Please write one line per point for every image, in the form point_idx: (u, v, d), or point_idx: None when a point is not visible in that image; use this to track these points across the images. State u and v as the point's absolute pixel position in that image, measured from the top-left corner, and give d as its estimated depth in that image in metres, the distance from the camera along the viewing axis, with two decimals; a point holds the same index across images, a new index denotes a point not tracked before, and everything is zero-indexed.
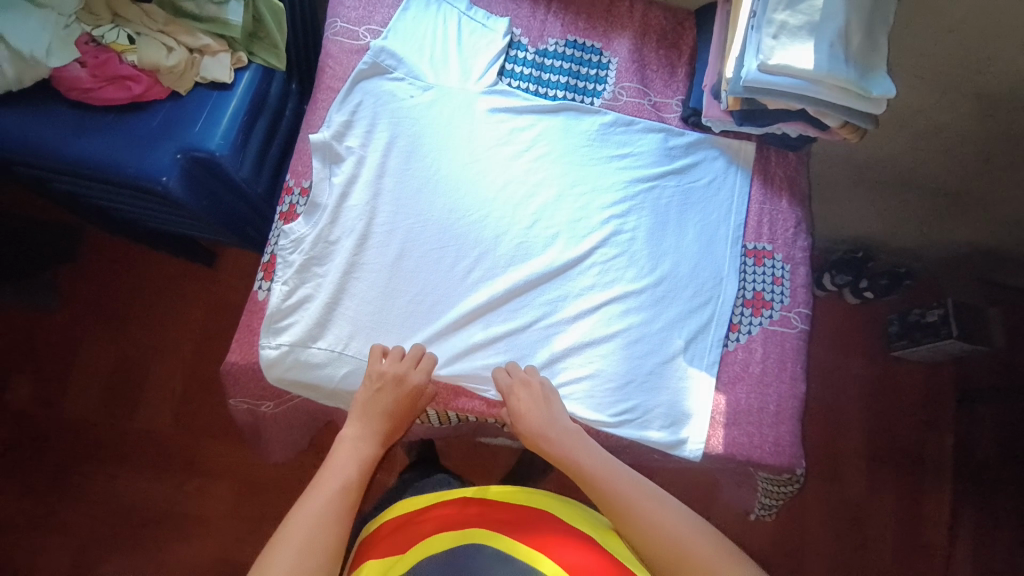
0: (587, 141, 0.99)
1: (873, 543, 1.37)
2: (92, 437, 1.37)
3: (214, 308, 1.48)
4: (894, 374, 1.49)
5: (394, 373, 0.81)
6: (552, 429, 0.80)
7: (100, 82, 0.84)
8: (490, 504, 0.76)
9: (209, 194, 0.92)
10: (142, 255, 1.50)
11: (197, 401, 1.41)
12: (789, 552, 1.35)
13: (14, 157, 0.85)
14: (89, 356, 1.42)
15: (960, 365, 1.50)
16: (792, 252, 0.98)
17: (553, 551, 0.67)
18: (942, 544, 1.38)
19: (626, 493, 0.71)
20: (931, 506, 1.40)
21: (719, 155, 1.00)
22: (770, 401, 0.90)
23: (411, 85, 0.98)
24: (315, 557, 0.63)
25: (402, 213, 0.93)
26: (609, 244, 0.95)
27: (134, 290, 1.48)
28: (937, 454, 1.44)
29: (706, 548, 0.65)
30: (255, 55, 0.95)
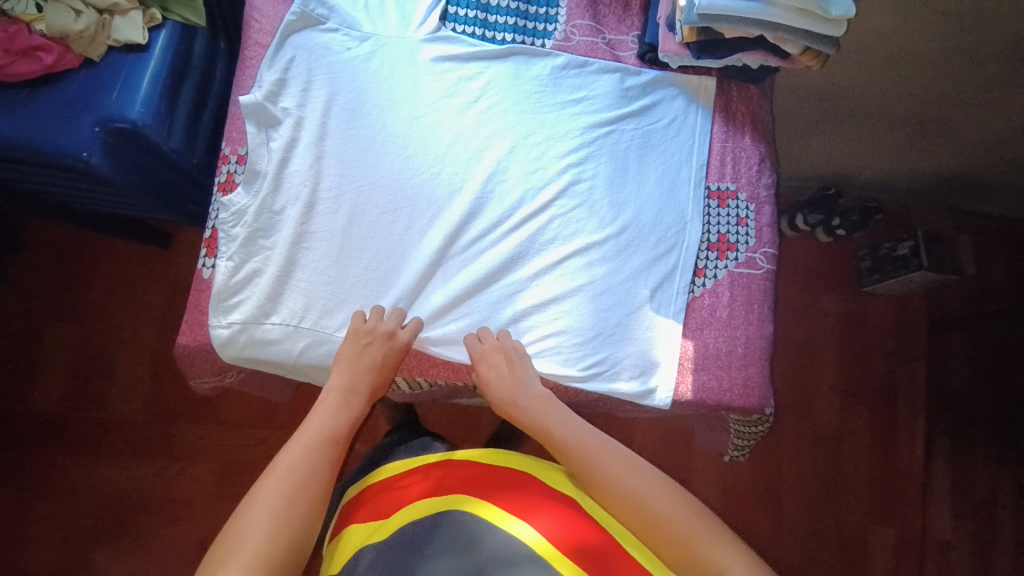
0: (539, 86, 0.94)
1: (849, 473, 1.42)
2: (62, 431, 1.34)
3: (176, 291, 1.42)
4: (866, 310, 1.50)
5: (385, 334, 0.80)
6: (524, 396, 0.78)
7: (13, 56, 0.77)
8: (466, 466, 0.75)
9: (139, 168, 0.86)
10: (91, 240, 1.43)
11: (167, 386, 1.38)
12: (768, 486, 1.39)
13: None
14: (49, 349, 1.38)
15: (930, 295, 1.51)
16: (756, 191, 0.95)
17: (527, 513, 0.66)
18: (914, 468, 1.43)
19: (590, 451, 0.70)
20: (902, 433, 1.44)
21: (679, 93, 0.96)
22: (738, 343, 0.90)
23: (347, 36, 0.90)
24: (298, 504, 0.62)
25: (349, 178, 0.88)
26: (569, 195, 0.91)
27: (88, 278, 1.41)
28: (908, 384, 1.47)
29: (670, 503, 0.63)
30: (171, 11, 0.86)
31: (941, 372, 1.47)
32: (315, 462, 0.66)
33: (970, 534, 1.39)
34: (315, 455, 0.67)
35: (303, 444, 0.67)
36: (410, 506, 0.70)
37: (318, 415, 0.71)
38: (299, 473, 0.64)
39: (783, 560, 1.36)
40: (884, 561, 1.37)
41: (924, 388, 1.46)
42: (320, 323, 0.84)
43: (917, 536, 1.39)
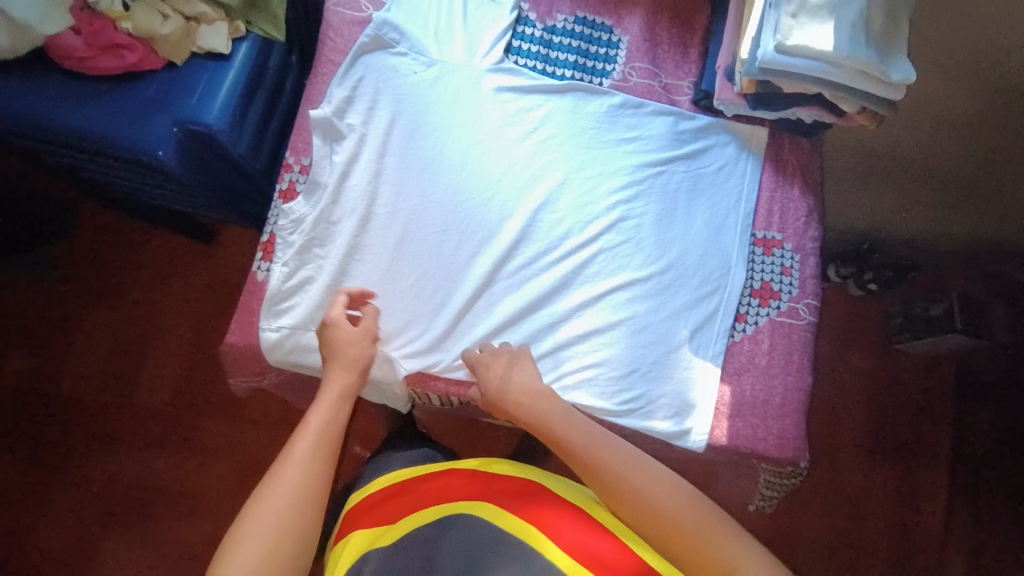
0: (595, 123, 0.96)
1: (871, 535, 1.38)
2: (89, 415, 1.35)
3: (213, 286, 1.45)
4: (896, 368, 1.48)
5: (336, 322, 0.81)
6: (523, 391, 0.78)
7: (94, 50, 0.80)
8: (479, 475, 0.75)
9: (206, 169, 0.89)
10: (137, 231, 1.47)
11: (193, 380, 1.39)
12: (783, 538, 1.36)
13: (9, 128, 0.83)
14: (86, 332, 1.41)
15: (962, 360, 1.48)
16: (802, 243, 0.95)
17: (535, 516, 0.67)
18: (937, 536, 1.38)
19: (596, 451, 0.70)
20: (927, 497, 1.40)
21: (731, 140, 0.98)
22: (775, 393, 0.89)
23: (415, 60, 0.94)
24: (302, 518, 0.64)
25: (404, 196, 0.91)
26: (616, 230, 0.93)
27: (131, 266, 1.45)
28: (935, 447, 1.43)
29: (674, 499, 0.64)
30: (253, 25, 0.88)
31: (972, 442, 1.42)
32: (303, 486, 0.66)
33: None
34: (304, 481, 0.66)
35: (288, 472, 0.66)
36: (418, 513, 0.72)
37: (303, 433, 0.71)
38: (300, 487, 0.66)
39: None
40: None
41: (952, 457, 1.42)
42: None
43: None
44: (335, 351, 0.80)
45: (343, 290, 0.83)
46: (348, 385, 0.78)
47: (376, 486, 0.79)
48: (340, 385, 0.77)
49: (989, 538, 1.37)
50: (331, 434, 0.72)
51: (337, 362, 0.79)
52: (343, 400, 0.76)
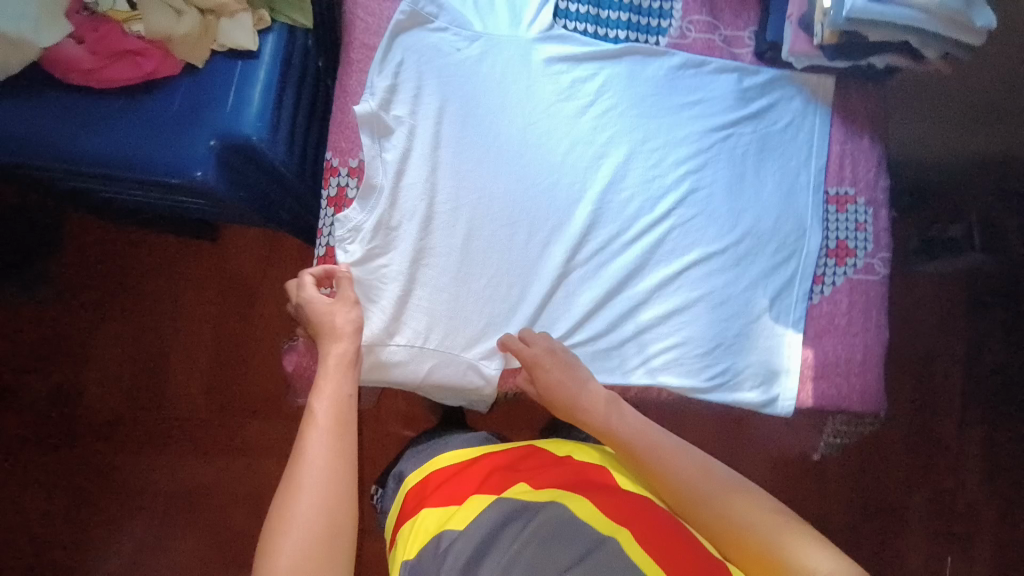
0: (654, 89, 0.91)
1: (892, 460, 1.34)
2: (113, 446, 1.20)
3: (216, 284, 1.25)
4: (914, 288, 1.39)
5: (310, 299, 0.75)
6: (584, 397, 0.75)
7: (103, 60, 0.70)
8: (543, 456, 0.72)
9: (248, 185, 0.80)
10: (106, 231, 1.24)
11: (217, 395, 1.23)
12: (809, 471, 1.33)
13: (18, 161, 0.72)
14: (90, 355, 1.22)
15: (974, 279, 1.39)
16: (874, 195, 0.94)
17: (613, 510, 0.60)
18: (954, 449, 1.35)
19: (663, 457, 0.66)
20: (941, 412, 1.36)
21: (797, 94, 0.94)
22: (856, 350, 0.90)
23: (457, 35, 0.85)
24: (336, 499, 0.60)
25: (466, 190, 0.84)
26: (687, 203, 0.89)
27: (111, 272, 1.24)
28: (948, 360, 1.37)
29: (749, 511, 0.59)
30: (278, 13, 0.77)
31: (995, 360, 1.37)
32: (325, 487, 0.60)
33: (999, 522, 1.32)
34: (329, 480, 0.61)
35: (307, 475, 0.60)
36: (483, 495, 0.66)
37: (315, 427, 0.64)
38: (325, 464, 0.61)
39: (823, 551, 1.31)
40: (916, 546, 1.31)
41: (975, 377, 1.37)
42: (447, 345, 0.82)
43: (957, 514, 1.32)
44: (316, 329, 0.75)
45: (310, 270, 0.78)
46: (342, 353, 0.72)
47: (437, 466, 0.75)
48: (333, 357, 0.71)
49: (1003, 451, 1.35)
50: (345, 416, 0.67)
51: (321, 338, 0.73)
52: (344, 369, 0.71)
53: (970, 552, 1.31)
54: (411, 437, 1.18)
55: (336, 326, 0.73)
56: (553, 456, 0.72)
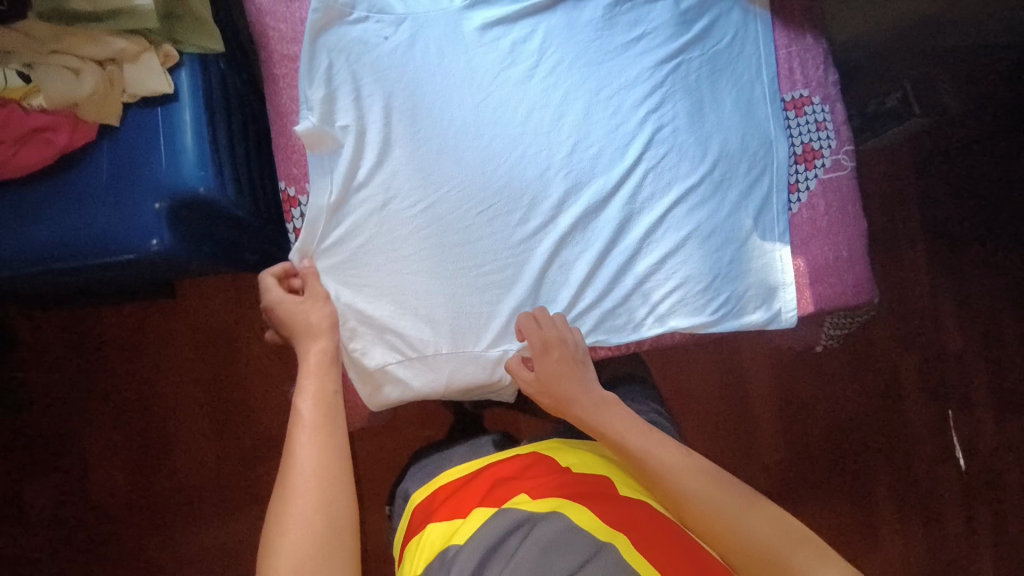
0: (595, 34, 0.87)
1: (878, 331, 1.42)
2: (139, 538, 1.11)
3: (190, 340, 1.15)
4: (865, 167, 1.44)
5: (278, 301, 0.73)
6: (588, 397, 0.75)
7: (13, 146, 0.63)
8: (548, 463, 0.70)
9: (206, 237, 0.74)
10: (49, 317, 1.12)
11: (238, 453, 1.14)
12: (808, 361, 1.40)
13: None
14: (95, 444, 1.12)
15: (913, 145, 1.45)
16: (827, 91, 0.95)
17: (623, 524, 0.60)
18: (928, 306, 1.43)
19: (664, 460, 0.67)
20: (913, 274, 1.43)
21: (733, 6, 0.93)
22: (842, 248, 0.92)
23: (380, 23, 0.79)
24: (332, 493, 0.59)
25: (434, 183, 0.79)
26: (655, 144, 0.88)
27: (68, 359, 1.12)
28: (908, 224, 1.44)
29: (753, 519, 0.62)
30: (184, 44, 0.68)
31: (949, 216, 1.44)
32: (319, 484, 0.59)
33: (984, 364, 1.42)
34: (322, 477, 0.60)
35: (299, 473, 0.60)
36: (487, 506, 0.64)
37: (301, 427, 0.63)
38: (320, 459, 0.61)
39: (835, 434, 1.38)
40: (916, 402, 1.41)
41: (939, 236, 1.44)
42: (458, 346, 0.80)
43: (942, 362, 1.42)
44: (291, 329, 0.73)
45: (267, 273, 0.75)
46: (322, 352, 0.70)
47: (446, 478, 0.72)
48: (314, 354, 0.70)
49: (976, 297, 1.44)
50: (332, 411, 0.66)
51: (298, 339, 0.72)
52: (326, 367, 0.69)
53: (963, 394, 1.42)
54: (432, 439, 1.17)
55: (312, 323, 0.71)
56: (558, 465, 0.70)
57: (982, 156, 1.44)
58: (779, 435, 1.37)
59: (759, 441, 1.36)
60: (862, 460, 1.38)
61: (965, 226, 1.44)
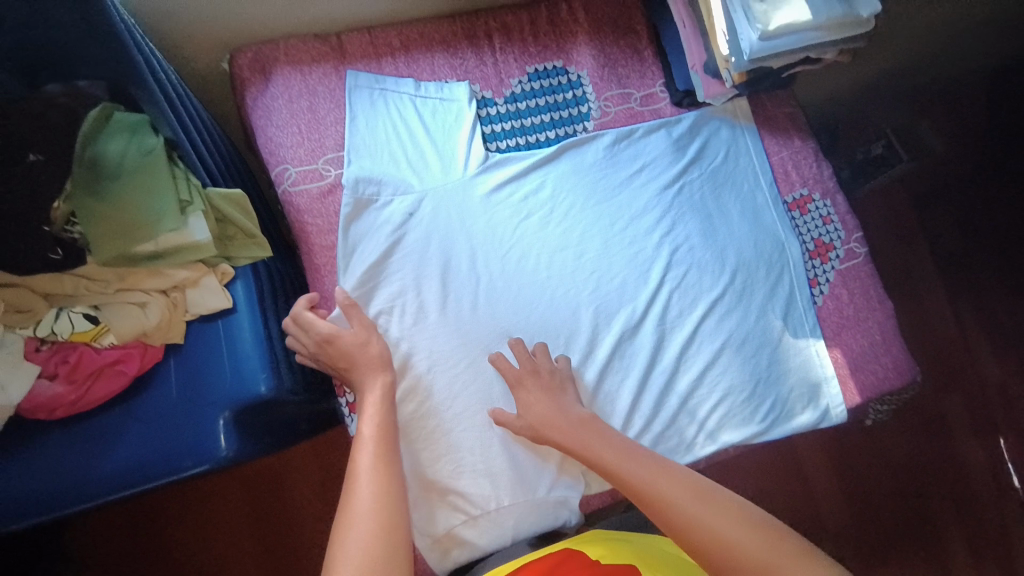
0: (600, 173, 0.94)
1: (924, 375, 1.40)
2: None
3: (240, 506, 1.12)
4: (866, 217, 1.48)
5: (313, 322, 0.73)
6: (564, 419, 0.74)
7: (85, 382, 0.67)
8: (579, 558, 0.64)
9: (266, 428, 0.76)
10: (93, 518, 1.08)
11: None
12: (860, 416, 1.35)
13: (34, 524, 0.66)
14: None
15: (908, 187, 1.49)
16: (825, 186, 1.00)
17: None
18: (961, 343, 1.41)
19: (637, 476, 0.66)
20: (939, 315, 1.43)
21: (721, 124, 1.00)
22: (874, 333, 0.94)
23: (403, 201, 0.85)
24: (387, 532, 0.57)
25: (474, 341, 0.83)
26: (674, 266, 0.92)
27: (118, 555, 1.07)
28: (920, 262, 1.45)
29: (727, 524, 0.59)
30: (237, 258, 0.74)
31: (960, 250, 1.46)
32: (375, 518, 0.58)
33: None
34: (379, 511, 0.59)
35: (358, 502, 0.59)
36: None
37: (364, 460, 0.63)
38: (381, 500, 0.60)
39: (900, 490, 1.33)
40: (974, 446, 1.36)
41: (953, 272, 1.45)
42: (518, 495, 0.80)
43: (987, 394, 1.39)
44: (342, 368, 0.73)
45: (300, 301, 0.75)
46: (387, 386, 0.71)
47: None
48: (379, 389, 0.71)
49: (1008, 328, 1.42)
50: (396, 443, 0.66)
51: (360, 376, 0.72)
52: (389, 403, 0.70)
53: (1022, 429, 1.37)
54: None
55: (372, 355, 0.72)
56: (588, 558, 0.64)
57: (977, 189, 1.47)
58: (843, 497, 1.32)
59: (823, 508, 1.31)
60: (934, 515, 1.32)
61: (979, 258, 1.45)
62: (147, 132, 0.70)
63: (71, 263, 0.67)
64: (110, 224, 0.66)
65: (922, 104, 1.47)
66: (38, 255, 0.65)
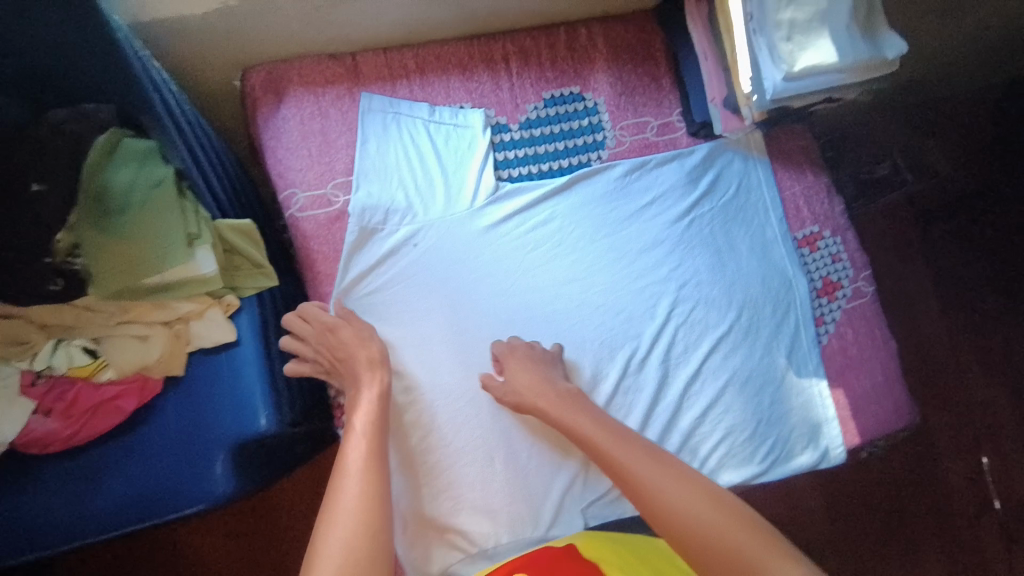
0: (609, 203, 0.92)
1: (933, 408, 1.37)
2: None
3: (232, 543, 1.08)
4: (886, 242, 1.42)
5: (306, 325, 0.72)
6: (546, 396, 0.76)
7: (82, 418, 0.66)
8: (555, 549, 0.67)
9: (264, 465, 0.74)
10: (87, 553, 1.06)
11: None
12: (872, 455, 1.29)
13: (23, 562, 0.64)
14: None
15: (914, 203, 1.42)
16: (836, 223, 0.99)
17: None
18: (981, 378, 1.35)
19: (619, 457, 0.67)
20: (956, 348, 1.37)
21: (734, 156, 0.98)
22: (878, 374, 0.94)
23: (408, 229, 0.83)
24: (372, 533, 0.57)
25: (477, 374, 0.81)
26: (681, 301, 0.90)
27: None
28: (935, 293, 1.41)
29: (703, 508, 0.61)
30: (242, 288, 0.72)
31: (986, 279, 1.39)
32: (361, 518, 0.58)
33: None
34: (364, 511, 0.58)
35: (344, 499, 0.59)
36: None
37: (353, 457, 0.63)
38: (367, 502, 0.59)
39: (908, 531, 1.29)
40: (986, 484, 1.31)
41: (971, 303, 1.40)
42: (517, 533, 0.77)
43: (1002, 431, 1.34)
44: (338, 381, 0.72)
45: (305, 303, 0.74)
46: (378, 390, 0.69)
47: None
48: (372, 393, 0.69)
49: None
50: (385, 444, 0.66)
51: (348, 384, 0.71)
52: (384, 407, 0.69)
53: None
54: None
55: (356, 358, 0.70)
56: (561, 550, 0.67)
57: (1005, 215, 1.40)
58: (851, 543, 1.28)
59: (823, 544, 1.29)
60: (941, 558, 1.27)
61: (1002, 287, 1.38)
62: (155, 163, 0.68)
63: (71, 294, 0.65)
64: (116, 259, 0.65)
65: (932, 124, 1.44)
66: (35, 287, 0.62)
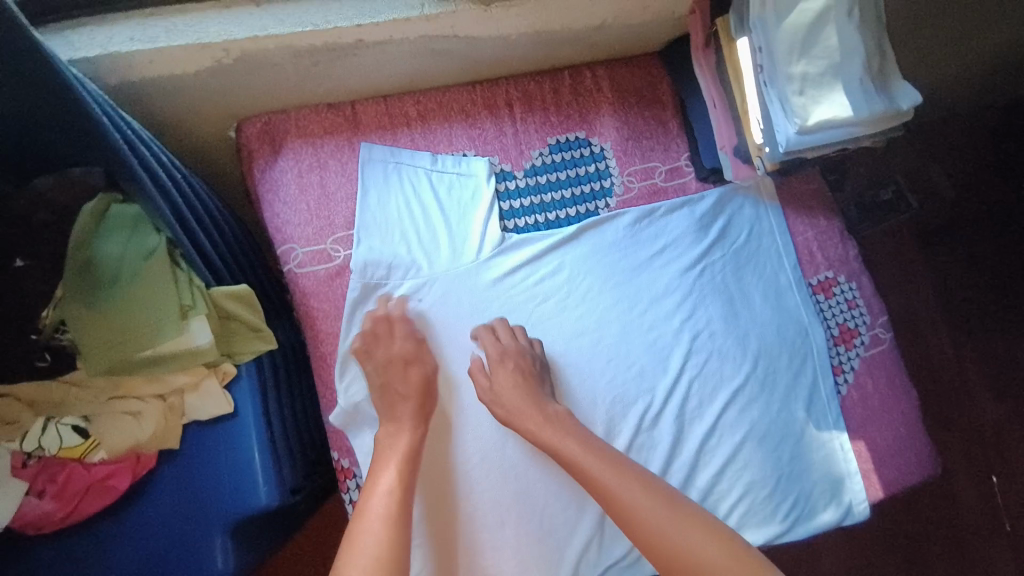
0: (620, 251, 0.90)
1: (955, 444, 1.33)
2: None
3: None
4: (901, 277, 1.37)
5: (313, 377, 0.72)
6: (540, 414, 0.74)
7: (73, 500, 0.65)
8: None
9: (266, 537, 0.72)
10: None
11: None
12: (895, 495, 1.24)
13: None
14: None
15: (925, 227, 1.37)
16: (850, 267, 0.97)
17: None
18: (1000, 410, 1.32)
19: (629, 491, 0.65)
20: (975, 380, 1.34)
21: (745, 201, 0.96)
22: (898, 425, 0.91)
23: (414, 285, 0.81)
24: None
25: (486, 435, 0.79)
26: (694, 352, 0.88)
27: None
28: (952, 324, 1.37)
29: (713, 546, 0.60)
30: (240, 355, 0.69)
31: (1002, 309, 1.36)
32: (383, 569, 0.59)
33: None
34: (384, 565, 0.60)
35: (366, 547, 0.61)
36: None
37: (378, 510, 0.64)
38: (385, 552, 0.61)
39: None
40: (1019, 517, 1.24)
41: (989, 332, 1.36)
42: None
43: None
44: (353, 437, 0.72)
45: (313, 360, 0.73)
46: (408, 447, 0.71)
47: None
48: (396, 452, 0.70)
49: None
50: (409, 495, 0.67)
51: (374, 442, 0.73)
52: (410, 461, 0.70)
53: None
54: None
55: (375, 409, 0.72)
56: None
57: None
58: None
59: None
60: None
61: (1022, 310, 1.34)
62: (148, 230, 0.66)
63: (62, 371, 0.67)
64: (104, 334, 0.64)
65: (939, 146, 1.40)
66: (26, 362, 0.65)
